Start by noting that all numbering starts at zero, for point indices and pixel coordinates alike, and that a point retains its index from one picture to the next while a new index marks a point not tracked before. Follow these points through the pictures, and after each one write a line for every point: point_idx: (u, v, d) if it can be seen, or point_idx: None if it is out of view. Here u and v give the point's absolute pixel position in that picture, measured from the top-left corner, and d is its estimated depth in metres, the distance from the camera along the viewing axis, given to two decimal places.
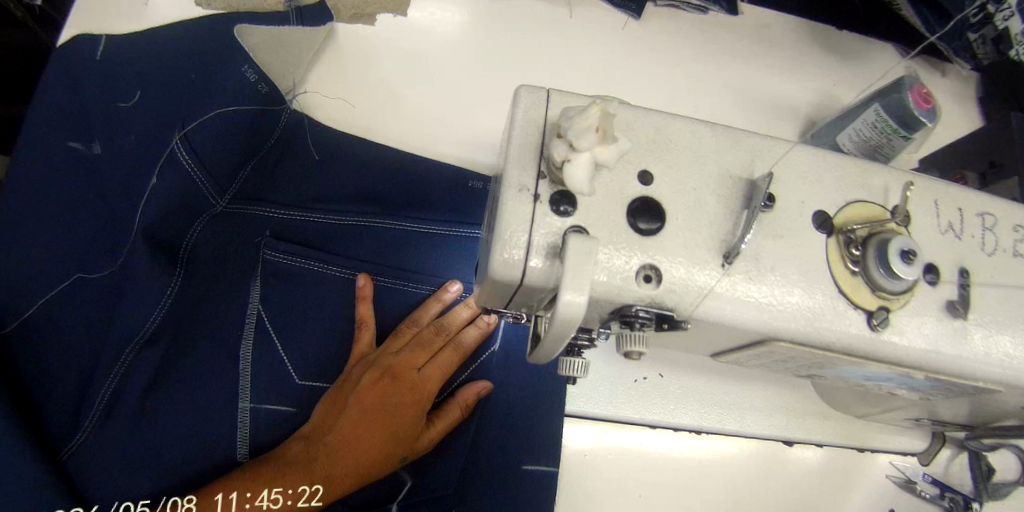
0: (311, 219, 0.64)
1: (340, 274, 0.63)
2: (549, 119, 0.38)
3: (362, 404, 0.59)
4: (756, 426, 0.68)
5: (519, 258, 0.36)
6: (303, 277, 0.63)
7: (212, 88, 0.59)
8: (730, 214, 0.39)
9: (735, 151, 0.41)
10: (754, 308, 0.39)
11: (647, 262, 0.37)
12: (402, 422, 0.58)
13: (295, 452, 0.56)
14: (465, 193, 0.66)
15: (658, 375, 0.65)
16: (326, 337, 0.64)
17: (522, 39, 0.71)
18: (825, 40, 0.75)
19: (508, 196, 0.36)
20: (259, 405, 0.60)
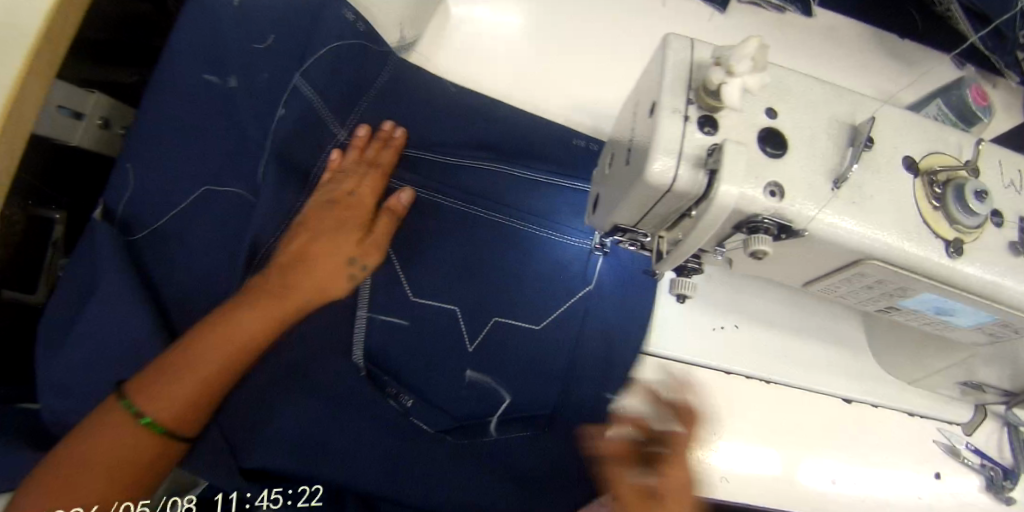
0: (435, 158, 0.71)
1: (459, 207, 0.70)
2: (695, 59, 0.46)
3: (309, 231, 0.61)
4: (822, 379, 0.73)
5: (671, 166, 0.44)
6: (424, 207, 0.69)
7: (326, 31, 0.70)
8: (837, 151, 0.48)
9: (841, 101, 0.50)
10: (856, 227, 0.47)
11: (774, 180, 0.45)
12: (341, 246, 0.60)
13: (257, 285, 0.58)
14: (568, 148, 0.75)
15: (733, 325, 0.72)
16: (437, 263, 0.67)
17: (619, 27, 0.82)
18: (885, 45, 0.85)
19: (664, 114, 0.44)
20: (375, 315, 0.65)
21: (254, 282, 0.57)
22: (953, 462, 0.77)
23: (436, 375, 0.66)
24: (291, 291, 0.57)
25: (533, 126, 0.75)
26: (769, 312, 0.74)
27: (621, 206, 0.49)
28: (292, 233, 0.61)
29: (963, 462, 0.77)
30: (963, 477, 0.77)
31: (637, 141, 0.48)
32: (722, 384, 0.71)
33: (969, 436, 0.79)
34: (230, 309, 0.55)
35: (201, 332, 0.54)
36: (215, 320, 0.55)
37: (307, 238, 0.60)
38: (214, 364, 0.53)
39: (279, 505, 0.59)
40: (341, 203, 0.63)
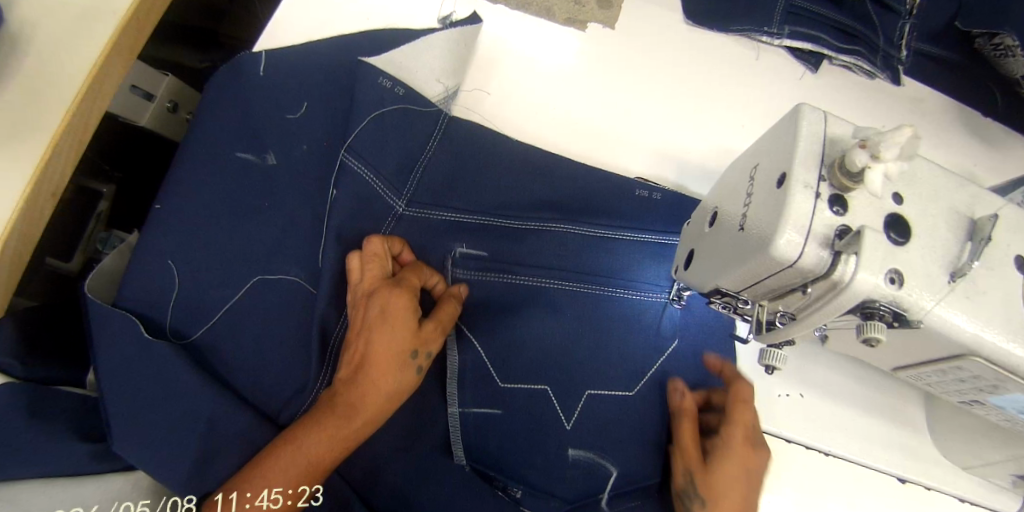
0: (497, 225, 0.69)
1: (522, 280, 0.68)
2: (829, 134, 0.46)
3: (361, 335, 0.58)
4: (881, 461, 0.70)
5: (797, 242, 0.43)
6: (491, 286, 0.68)
7: (360, 100, 0.69)
8: (956, 243, 0.47)
9: (962, 192, 0.49)
10: (967, 324, 0.46)
11: (895, 267, 0.44)
12: (396, 349, 0.57)
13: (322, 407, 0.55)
14: (634, 201, 0.71)
15: (797, 393, 0.70)
16: (501, 333, 0.66)
17: (712, 71, 0.81)
18: (970, 124, 0.84)
19: (795, 189, 0.44)
20: (467, 410, 0.64)
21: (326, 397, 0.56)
22: None
23: (519, 437, 0.64)
24: (344, 407, 0.55)
25: (601, 180, 0.71)
26: (832, 379, 0.72)
27: (730, 272, 0.49)
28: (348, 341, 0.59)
29: None
30: None
31: (754, 209, 0.48)
32: (780, 450, 0.69)
33: None
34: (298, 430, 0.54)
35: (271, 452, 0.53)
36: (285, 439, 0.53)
37: (363, 372, 0.56)
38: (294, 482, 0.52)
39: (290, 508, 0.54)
40: (387, 330, 0.57)
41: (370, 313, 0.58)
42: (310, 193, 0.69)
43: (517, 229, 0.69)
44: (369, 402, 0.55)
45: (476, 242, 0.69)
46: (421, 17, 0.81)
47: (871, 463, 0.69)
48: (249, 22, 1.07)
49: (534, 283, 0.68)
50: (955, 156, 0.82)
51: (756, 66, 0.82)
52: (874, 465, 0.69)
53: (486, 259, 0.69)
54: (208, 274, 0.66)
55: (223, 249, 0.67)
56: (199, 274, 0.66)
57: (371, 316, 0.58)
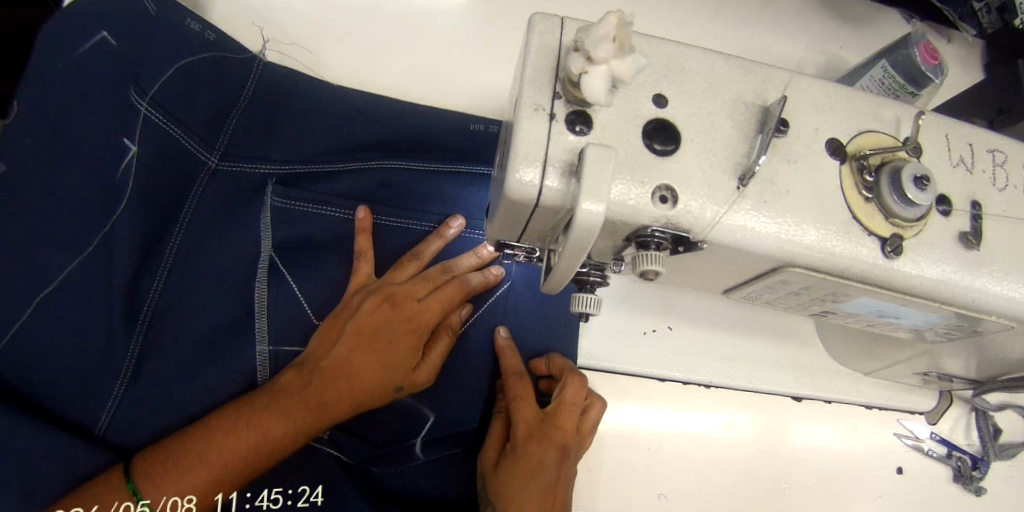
0: (315, 168, 0.62)
1: (337, 214, 0.62)
2: (565, 43, 0.38)
3: (359, 328, 0.54)
4: (768, 382, 0.69)
5: (534, 177, 0.36)
6: (310, 227, 0.61)
7: (161, 45, 0.57)
8: (745, 138, 0.40)
9: (750, 79, 0.41)
10: (767, 231, 0.39)
11: (663, 183, 0.37)
12: (395, 340, 0.55)
13: (286, 380, 0.51)
14: (468, 135, 0.68)
15: (667, 327, 0.68)
16: (326, 288, 0.61)
17: (534, 5, 0.75)
18: (823, 12, 0.79)
19: (524, 114, 0.37)
20: (279, 347, 0.58)
21: (299, 382, 0.51)
22: (915, 454, 0.72)
23: None
24: (335, 393, 0.51)
25: (429, 114, 0.68)
26: (698, 307, 0.69)
27: (493, 220, 0.41)
28: (344, 332, 0.54)
29: (925, 452, 0.72)
30: (926, 470, 0.72)
31: (506, 142, 0.41)
32: (653, 389, 0.67)
33: (933, 425, 0.74)
34: (232, 413, 0.49)
35: (203, 431, 0.47)
36: (202, 427, 0.48)
37: (351, 349, 0.53)
38: (220, 467, 0.46)
39: (279, 505, 0.54)
40: (405, 322, 0.55)
41: (393, 318, 0.55)
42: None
43: (323, 203, 0.62)
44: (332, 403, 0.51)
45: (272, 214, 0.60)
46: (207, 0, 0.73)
47: (749, 385, 0.68)
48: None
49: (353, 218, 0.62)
50: (809, 47, 0.77)
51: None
52: (754, 387, 0.68)
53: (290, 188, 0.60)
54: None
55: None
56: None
57: (382, 314, 0.55)
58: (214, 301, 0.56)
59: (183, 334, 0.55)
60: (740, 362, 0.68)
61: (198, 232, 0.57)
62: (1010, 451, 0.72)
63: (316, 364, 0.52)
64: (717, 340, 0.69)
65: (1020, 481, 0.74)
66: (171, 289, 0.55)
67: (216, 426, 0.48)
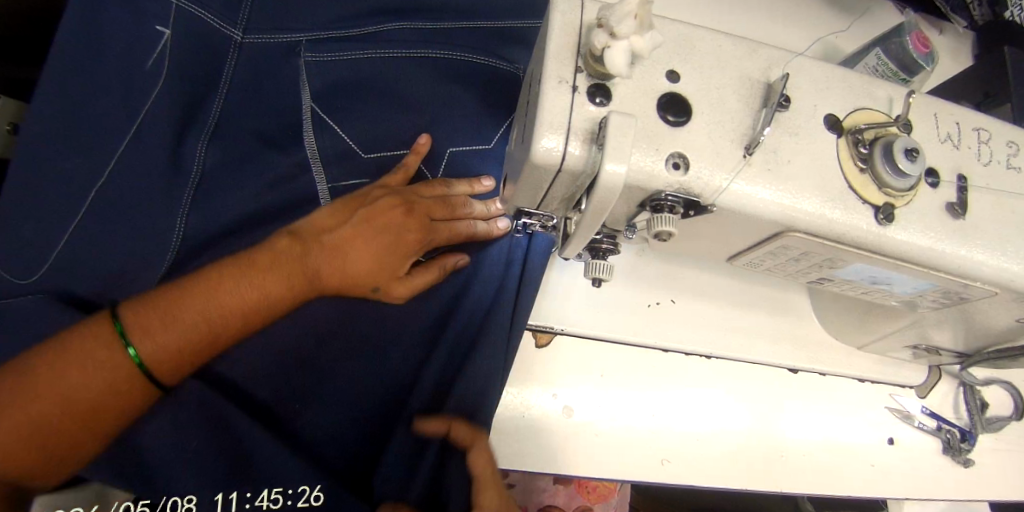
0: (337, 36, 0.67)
1: (370, 72, 0.67)
2: (584, 20, 0.41)
3: (369, 222, 0.55)
4: (766, 354, 0.72)
5: (558, 142, 0.39)
6: (345, 78, 0.67)
7: None
8: (751, 113, 0.43)
9: (755, 58, 0.45)
10: (771, 197, 0.42)
11: (676, 152, 0.41)
12: (395, 252, 0.55)
13: (283, 244, 0.52)
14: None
15: (670, 300, 0.71)
16: (364, 126, 0.68)
17: None
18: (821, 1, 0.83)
19: (549, 86, 0.39)
20: (336, 185, 0.67)
21: (298, 250, 0.52)
22: (907, 427, 0.75)
23: None
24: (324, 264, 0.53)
25: None
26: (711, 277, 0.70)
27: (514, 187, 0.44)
28: (353, 219, 0.54)
29: (916, 425, 0.75)
30: (916, 442, 0.75)
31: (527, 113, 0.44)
32: (657, 360, 0.70)
33: (923, 399, 0.77)
34: (233, 267, 0.49)
35: (205, 279, 0.48)
36: (194, 279, 0.47)
37: (357, 238, 0.54)
38: (205, 312, 0.46)
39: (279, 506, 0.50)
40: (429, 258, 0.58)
41: (401, 224, 0.55)
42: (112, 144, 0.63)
43: (353, 79, 0.67)
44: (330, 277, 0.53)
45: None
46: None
47: (747, 356, 0.71)
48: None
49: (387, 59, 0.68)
50: (807, 35, 0.81)
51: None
52: (753, 358, 0.72)
53: (330, 41, 0.67)
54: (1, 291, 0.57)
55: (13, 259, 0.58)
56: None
57: (394, 215, 0.55)
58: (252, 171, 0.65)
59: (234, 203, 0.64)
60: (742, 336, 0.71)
61: (238, 102, 0.66)
62: (998, 423, 0.75)
63: (318, 238, 0.53)
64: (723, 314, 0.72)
65: (1003, 451, 0.78)
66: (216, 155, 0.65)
67: (211, 285, 0.47)
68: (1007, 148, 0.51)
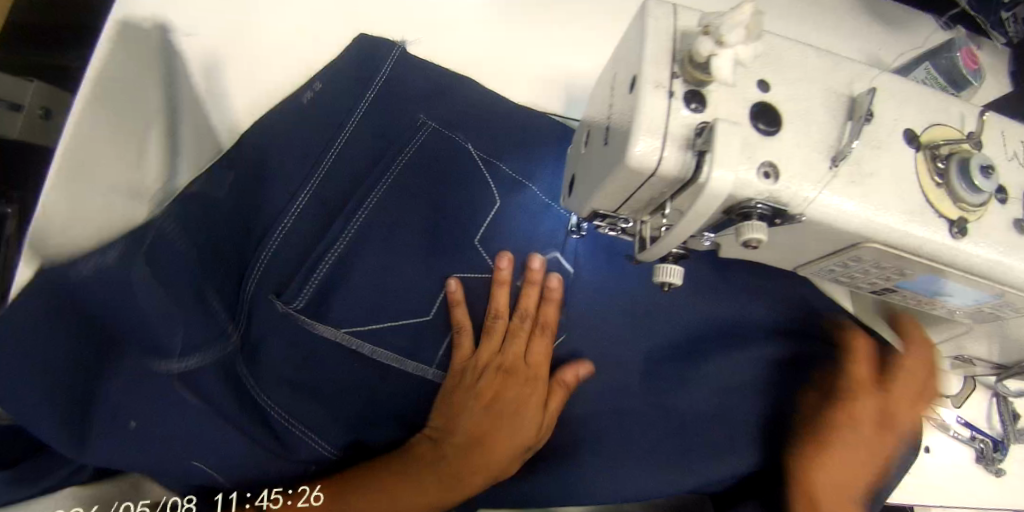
0: (387, 54, 0.67)
1: (422, 81, 0.67)
2: (679, 28, 0.42)
3: (481, 402, 0.57)
4: None
5: (657, 147, 0.39)
6: (397, 82, 0.66)
7: None
8: (836, 126, 0.44)
9: (837, 72, 0.46)
10: (855, 208, 0.43)
11: (768, 161, 0.41)
12: (521, 411, 0.57)
13: (422, 446, 0.55)
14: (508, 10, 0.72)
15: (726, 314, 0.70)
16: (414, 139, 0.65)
17: None
18: (866, 11, 0.84)
19: (646, 90, 0.40)
20: None
21: (436, 451, 0.55)
22: (941, 434, 0.76)
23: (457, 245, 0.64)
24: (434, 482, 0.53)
25: None
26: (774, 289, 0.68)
27: (597, 190, 0.45)
28: (466, 404, 0.57)
29: (953, 435, 0.76)
30: (949, 448, 0.76)
31: (615, 116, 0.44)
32: None
33: (958, 409, 0.77)
34: (368, 476, 0.52)
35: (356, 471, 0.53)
36: (334, 481, 0.52)
37: (478, 410, 0.57)
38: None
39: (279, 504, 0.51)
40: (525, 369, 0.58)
41: (513, 383, 0.58)
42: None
43: (411, 84, 0.67)
44: (482, 459, 0.55)
45: (353, 162, 0.63)
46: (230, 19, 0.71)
47: None
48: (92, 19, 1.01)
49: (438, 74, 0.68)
50: (851, 45, 0.82)
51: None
52: None
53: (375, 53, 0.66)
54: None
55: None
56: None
57: (501, 381, 0.58)
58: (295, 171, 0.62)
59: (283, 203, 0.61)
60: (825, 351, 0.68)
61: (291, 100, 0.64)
62: None
63: (447, 436, 0.55)
64: (790, 327, 0.69)
65: None
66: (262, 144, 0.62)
67: (341, 486, 0.52)
68: None
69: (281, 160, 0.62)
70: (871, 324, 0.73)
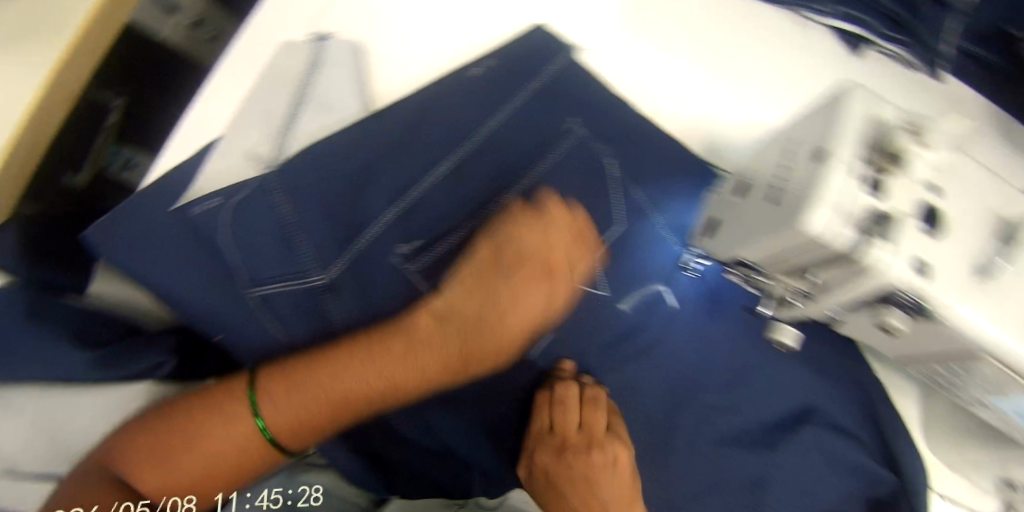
0: (548, 66, 0.70)
1: (567, 93, 0.70)
2: (874, 116, 0.44)
3: (580, 473, 0.61)
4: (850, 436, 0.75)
5: (832, 222, 0.42)
6: (550, 91, 0.70)
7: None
8: (987, 244, 0.46)
9: (1004, 194, 0.48)
10: (992, 323, 0.44)
11: (921, 258, 0.44)
12: (607, 484, 0.60)
13: (422, 327, 0.59)
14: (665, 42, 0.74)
15: (806, 404, 0.64)
16: (545, 147, 0.67)
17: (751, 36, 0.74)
18: None
19: (834, 165, 0.43)
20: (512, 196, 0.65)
21: (417, 335, 0.59)
22: None
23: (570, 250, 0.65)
24: (469, 340, 0.60)
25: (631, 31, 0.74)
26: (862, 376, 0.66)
27: (751, 243, 0.48)
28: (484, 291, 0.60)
29: None
30: None
31: (789, 180, 0.47)
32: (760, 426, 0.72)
33: None
34: (370, 346, 0.59)
35: (335, 362, 0.58)
36: (318, 364, 0.58)
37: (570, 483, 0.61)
38: (356, 391, 0.58)
39: (278, 504, 0.63)
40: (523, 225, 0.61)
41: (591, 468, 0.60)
42: (335, 79, 0.68)
43: (561, 93, 0.70)
44: (486, 345, 0.60)
45: (501, 153, 0.67)
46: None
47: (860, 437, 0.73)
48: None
49: (589, 91, 0.70)
50: None
51: (816, 29, 0.74)
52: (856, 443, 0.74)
53: (531, 57, 0.70)
54: (216, 179, 0.63)
55: (235, 154, 0.64)
56: (213, 176, 0.63)
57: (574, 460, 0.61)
58: (435, 147, 0.66)
59: (427, 170, 0.65)
60: (899, 467, 0.62)
61: (449, 86, 0.69)
62: None
63: (442, 323, 0.60)
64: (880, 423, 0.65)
65: None
66: (415, 114, 0.67)
67: (332, 364, 0.58)
68: None
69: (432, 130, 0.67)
70: (936, 427, 0.71)
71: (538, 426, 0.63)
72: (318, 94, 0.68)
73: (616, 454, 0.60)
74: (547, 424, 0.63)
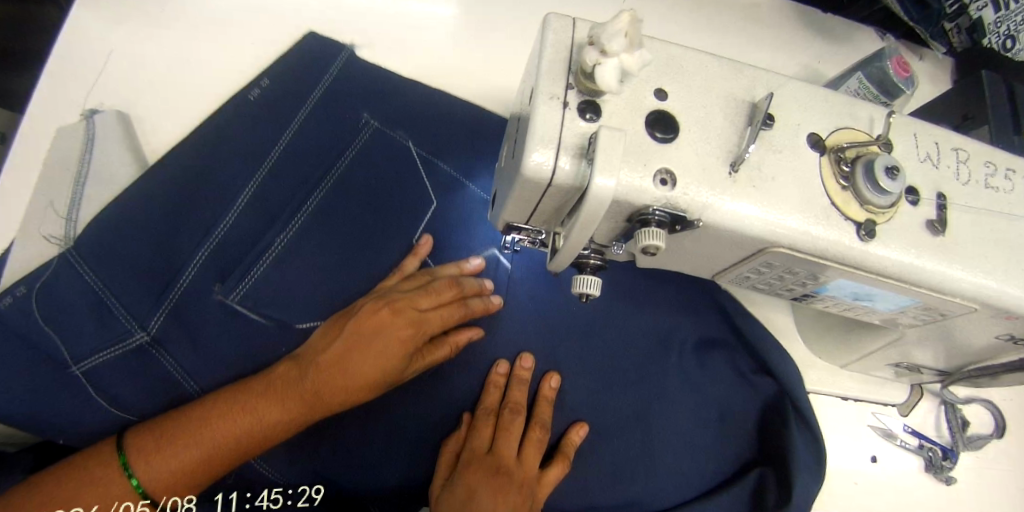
0: (326, 75, 0.71)
1: (353, 95, 0.71)
2: (575, 39, 0.42)
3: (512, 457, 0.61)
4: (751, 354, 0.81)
5: (549, 160, 0.39)
6: (335, 95, 0.70)
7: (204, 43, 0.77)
8: (735, 131, 0.44)
9: (739, 78, 0.46)
10: (754, 214, 0.42)
11: (664, 167, 0.41)
12: (525, 459, 0.61)
13: (285, 370, 0.56)
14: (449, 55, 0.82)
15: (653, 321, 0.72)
16: (346, 140, 0.68)
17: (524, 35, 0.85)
18: (806, 26, 0.91)
19: (540, 101, 0.40)
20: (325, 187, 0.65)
21: (295, 371, 0.55)
22: (890, 445, 0.79)
23: (398, 233, 0.68)
24: (334, 386, 0.55)
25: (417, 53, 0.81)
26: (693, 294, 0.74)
27: (508, 203, 0.46)
28: (347, 328, 0.58)
29: (899, 444, 0.79)
30: (900, 459, 0.79)
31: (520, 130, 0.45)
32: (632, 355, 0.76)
33: (905, 417, 0.81)
34: (240, 392, 0.54)
35: (205, 410, 0.53)
36: (195, 412, 0.52)
37: (488, 476, 0.58)
38: (234, 437, 0.52)
39: (279, 504, 0.60)
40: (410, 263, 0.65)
41: (510, 447, 0.61)
42: (121, 155, 0.68)
43: (347, 92, 0.71)
44: (362, 362, 0.56)
45: (300, 160, 0.66)
46: (149, 73, 0.74)
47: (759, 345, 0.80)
48: (49, 32, 1.04)
49: (379, 90, 0.73)
50: (791, 58, 0.88)
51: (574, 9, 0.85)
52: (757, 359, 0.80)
53: (296, 72, 0.70)
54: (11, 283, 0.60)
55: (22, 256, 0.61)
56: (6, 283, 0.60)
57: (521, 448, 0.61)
58: (241, 169, 0.64)
59: (235, 190, 0.63)
60: (770, 368, 0.69)
61: (235, 113, 0.67)
62: (977, 441, 0.79)
63: (313, 357, 0.56)
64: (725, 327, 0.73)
65: (986, 471, 0.81)
66: (209, 148, 0.64)
67: (202, 413, 0.52)
68: (984, 168, 0.52)
69: (223, 164, 0.64)
70: (814, 328, 0.78)
71: (480, 435, 0.61)
72: (95, 170, 0.66)
73: (574, 433, 0.64)
74: (495, 410, 0.63)
